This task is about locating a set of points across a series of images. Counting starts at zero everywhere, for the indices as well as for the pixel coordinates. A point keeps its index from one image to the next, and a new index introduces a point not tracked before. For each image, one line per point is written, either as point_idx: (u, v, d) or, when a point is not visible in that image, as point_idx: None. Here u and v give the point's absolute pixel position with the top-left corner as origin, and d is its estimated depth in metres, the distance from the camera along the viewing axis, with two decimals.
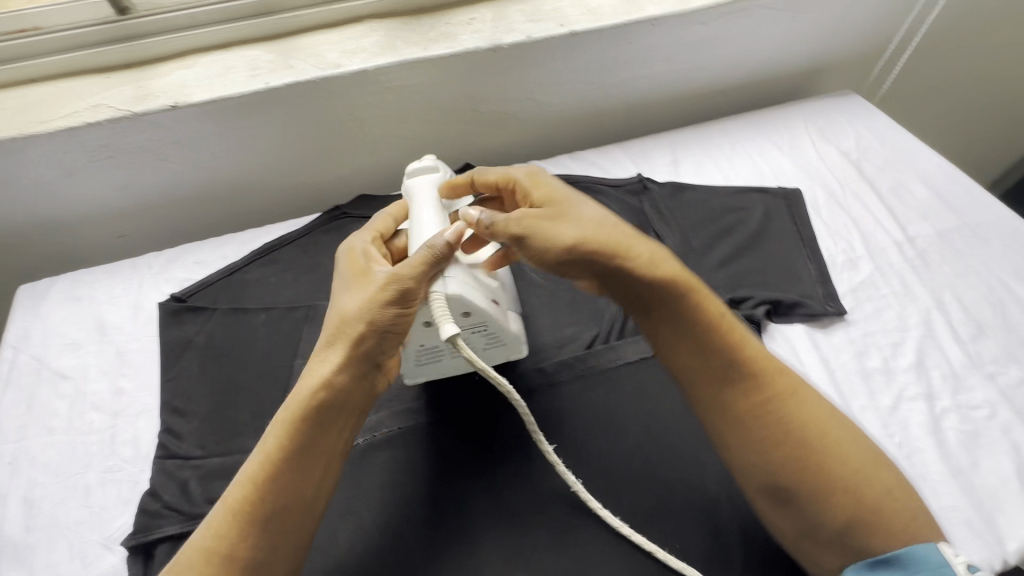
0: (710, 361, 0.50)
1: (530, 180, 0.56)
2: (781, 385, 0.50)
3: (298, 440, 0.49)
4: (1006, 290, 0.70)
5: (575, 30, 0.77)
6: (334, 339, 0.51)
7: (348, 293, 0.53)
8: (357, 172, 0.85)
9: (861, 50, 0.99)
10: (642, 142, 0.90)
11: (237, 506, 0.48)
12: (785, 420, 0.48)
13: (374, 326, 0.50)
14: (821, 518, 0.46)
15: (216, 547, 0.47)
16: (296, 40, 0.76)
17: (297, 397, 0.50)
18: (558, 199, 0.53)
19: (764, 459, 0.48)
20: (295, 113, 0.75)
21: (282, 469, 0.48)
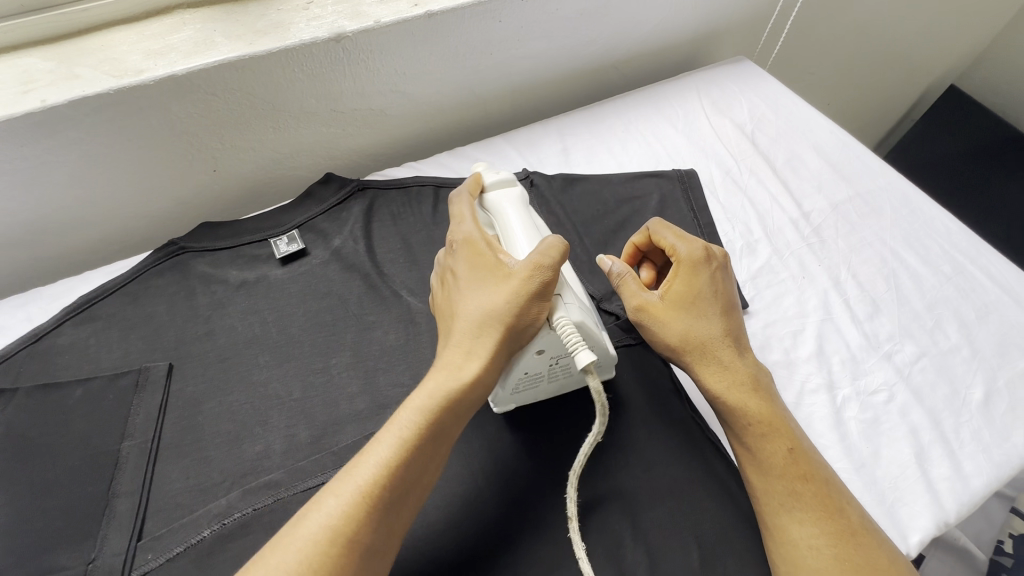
0: (733, 406, 0.51)
1: (681, 264, 0.55)
2: (757, 408, 0.51)
3: (438, 432, 0.43)
4: (898, 260, 0.69)
5: (431, 11, 0.66)
6: (472, 323, 0.46)
7: (481, 288, 0.47)
8: (202, 192, 0.73)
9: (749, 13, 0.94)
10: (528, 130, 0.82)
11: (388, 483, 0.40)
12: (780, 450, 0.50)
13: (515, 322, 0.45)
14: (788, 545, 0.46)
15: (349, 531, 0.38)
16: (87, 43, 0.61)
17: (445, 384, 0.44)
18: (672, 291, 0.55)
19: (777, 492, 0.48)
20: (96, 133, 0.60)
21: (427, 458, 0.42)
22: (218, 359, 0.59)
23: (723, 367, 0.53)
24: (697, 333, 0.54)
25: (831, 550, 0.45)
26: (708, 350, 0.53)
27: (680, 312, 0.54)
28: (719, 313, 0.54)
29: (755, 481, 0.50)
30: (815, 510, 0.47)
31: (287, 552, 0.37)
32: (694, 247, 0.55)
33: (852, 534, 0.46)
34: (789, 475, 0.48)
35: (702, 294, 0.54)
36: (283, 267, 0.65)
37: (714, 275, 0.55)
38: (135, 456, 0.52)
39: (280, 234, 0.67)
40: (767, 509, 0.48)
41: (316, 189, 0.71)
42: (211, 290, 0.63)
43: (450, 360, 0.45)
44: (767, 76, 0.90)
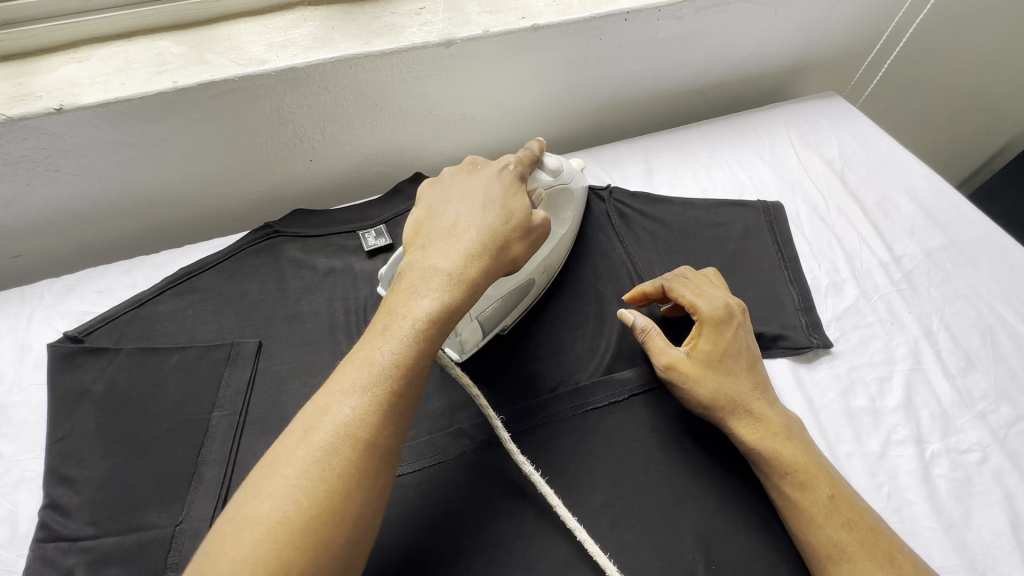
0: (775, 461, 0.51)
1: (706, 322, 0.56)
2: (792, 454, 0.51)
3: (415, 361, 0.43)
4: (995, 316, 0.66)
5: (538, 24, 0.68)
6: (449, 234, 0.49)
7: (486, 204, 0.51)
8: (296, 180, 0.76)
9: (841, 48, 0.93)
10: (612, 147, 0.82)
11: (393, 388, 0.41)
12: (821, 498, 0.49)
13: (480, 251, 0.48)
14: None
15: (362, 429, 0.39)
16: (215, 31, 0.65)
17: (428, 299, 0.45)
18: (699, 347, 0.56)
19: (825, 544, 0.48)
20: (214, 117, 0.64)
21: (415, 376, 0.43)
22: (304, 341, 0.60)
23: (755, 418, 0.53)
24: (728, 390, 0.54)
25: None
26: (742, 405, 0.53)
27: (707, 369, 0.55)
28: (744, 368, 0.55)
29: (797, 533, 0.49)
30: (868, 562, 0.46)
31: (306, 460, 0.38)
32: (716, 301, 0.58)
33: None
34: (834, 524, 0.48)
35: (727, 351, 0.56)
36: (370, 259, 0.67)
37: (735, 332, 0.57)
38: (223, 428, 0.54)
39: (369, 227, 0.69)
40: (814, 560, 0.48)
41: (404, 187, 0.73)
42: (300, 275, 0.65)
43: (421, 270, 0.47)
44: (859, 114, 0.88)
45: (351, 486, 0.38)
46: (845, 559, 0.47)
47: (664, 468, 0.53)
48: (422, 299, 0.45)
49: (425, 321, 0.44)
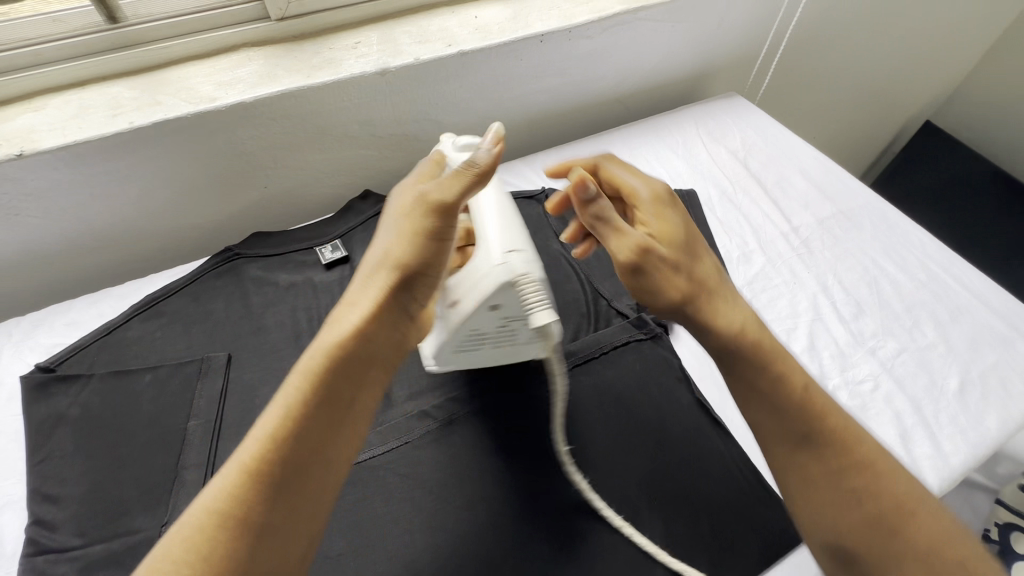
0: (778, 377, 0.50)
1: (651, 207, 0.58)
2: (758, 332, 0.52)
3: (315, 392, 0.42)
4: (879, 268, 0.77)
5: (463, 50, 0.76)
6: (365, 266, 0.48)
7: (388, 232, 0.48)
8: (252, 207, 0.81)
9: (737, 55, 1.05)
10: (545, 154, 0.91)
11: (287, 419, 0.40)
12: (833, 418, 0.49)
13: (395, 270, 0.46)
14: (806, 489, 0.48)
15: (262, 465, 0.39)
16: (166, 75, 0.70)
17: (330, 335, 0.44)
18: (662, 227, 0.56)
19: (828, 463, 0.47)
20: (170, 152, 0.69)
21: (322, 414, 0.41)
22: (270, 349, 0.65)
23: (717, 301, 0.54)
24: (689, 266, 0.54)
25: (850, 487, 0.46)
26: (713, 294, 0.54)
27: (656, 237, 0.56)
28: (697, 244, 0.56)
29: (764, 424, 0.51)
30: (862, 471, 0.46)
31: (209, 494, 0.38)
32: (652, 186, 0.60)
33: (889, 495, 0.45)
34: (836, 439, 0.48)
35: (685, 228, 0.57)
36: (327, 271, 0.72)
37: (678, 213, 0.58)
38: (200, 434, 0.58)
39: (325, 243, 0.75)
40: (780, 452, 0.50)
41: (356, 204, 0.79)
42: (263, 291, 0.70)
43: (340, 311, 0.46)
44: (757, 109, 1.00)
45: (257, 517, 0.38)
46: (809, 448, 0.48)
47: (607, 424, 0.60)
48: (328, 331, 0.44)
49: (331, 350, 0.43)
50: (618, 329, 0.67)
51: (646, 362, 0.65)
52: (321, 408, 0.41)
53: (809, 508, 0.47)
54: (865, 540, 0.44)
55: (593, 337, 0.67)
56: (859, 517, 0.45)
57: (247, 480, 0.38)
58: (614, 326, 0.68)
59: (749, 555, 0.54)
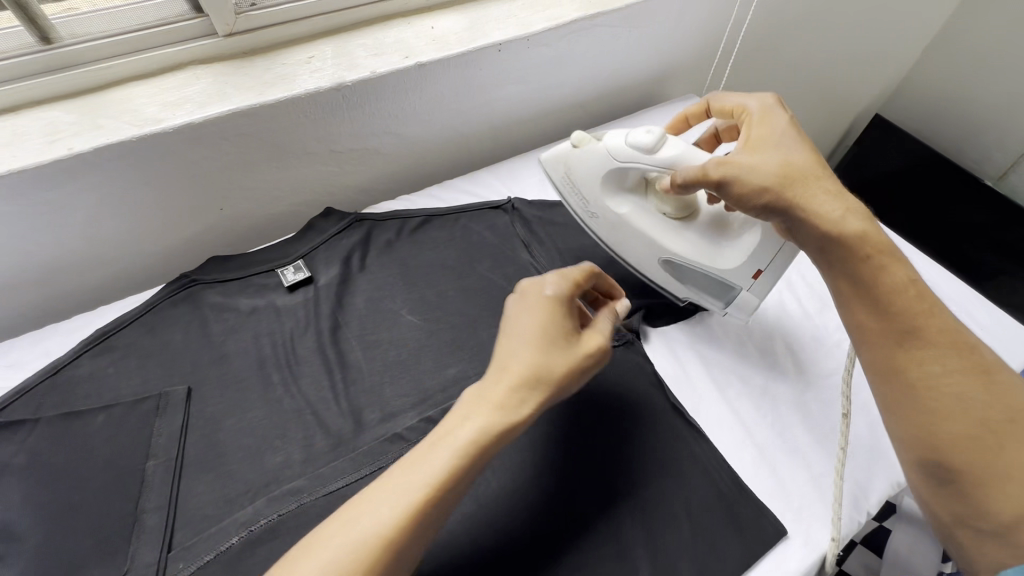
0: (861, 276, 0.51)
1: (760, 117, 0.61)
2: (860, 234, 0.51)
3: (485, 450, 0.44)
4: None
5: (421, 61, 0.75)
6: (509, 356, 0.49)
7: (528, 343, 0.49)
8: (208, 230, 0.78)
9: (693, 59, 1.07)
10: (510, 163, 0.91)
11: (460, 467, 0.42)
12: (912, 311, 0.49)
13: (539, 384, 0.48)
14: (913, 384, 0.47)
15: (399, 534, 0.39)
16: (107, 96, 0.67)
17: (480, 427, 0.44)
18: (763, 140, 0.58)
19: (906, 345, 0.48)
20: (117, 177, 0.66)
21: (443, 506, 0.42)
22: (232, 379, 0.62)
23: (826, 203, 0.53)
24: (788, 165, 0.55)
25: (958, 389, 0.46)
26: (807, 176, 0.54)
27: (766, 151, 0.57)
28: (802, 142, 0.58)
29: (869, 319, 0.50)
30: (942, 354, 0.47)
31: (379, 521, 0.39)
32: (768, 101, 0.63)
33: (1020, 402, 0.45)
34: (915, 326, 0.48)
35: (786, 123, 0.60)
36: (290, 293, 0.70)
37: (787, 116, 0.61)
38: (160, 474, 0.55)
39: (287, 264, 0.73)
40: (887, 348, 0.49)
41: (318, 222, 0.77)
42: (223, 317, 0.67)
43: (478, 391, 0.48)
44: (716, 110, 1.02)
45: None
46: (923, 343, 0.48)
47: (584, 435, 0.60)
48: (475, 420, 0.45)
49: (475, 449, 0.43)
50: None
51: (618, 368, 0.66)
52: (446, 502, 0.42)
53: (905, 394, 0.48)
54: (965, 437, 0.44)
55: None
56: (970, 415, 0.45)
57: (372, 550, 0.38)
58: None
59: (728, 559, 0.54)
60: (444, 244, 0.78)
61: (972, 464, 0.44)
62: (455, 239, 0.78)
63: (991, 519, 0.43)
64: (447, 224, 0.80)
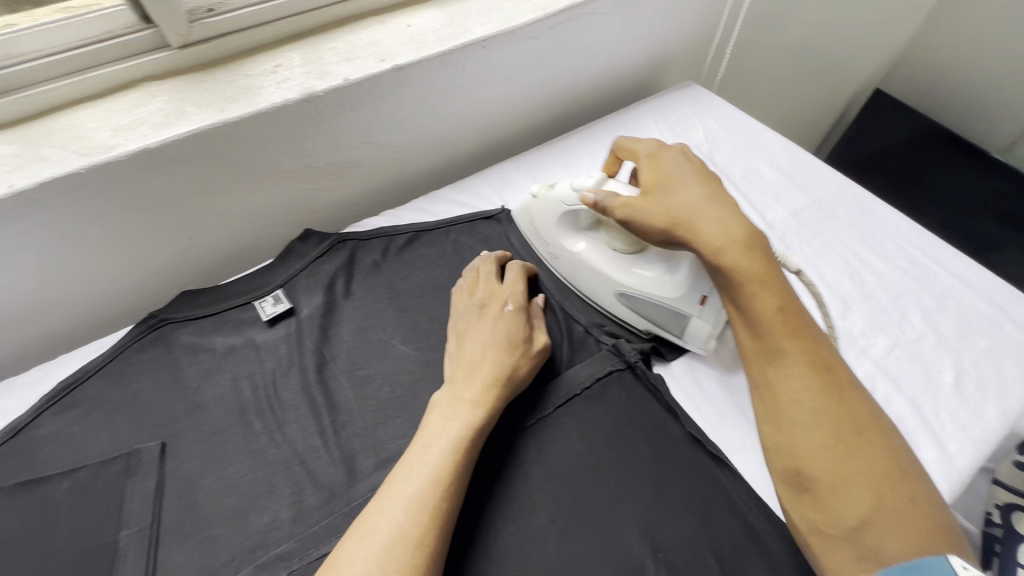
0: (738, 293, 0.51)
1: (649, 161, 0.61)
2: (738, 262, 0.51)
3: (473, 444, 0.50)
4: (859, 259, 0.74)
5: (398, 65, 0.69)
6: (471, 368, 0.56)
7: (493, 352, 0.57)
8: (178, 258, 0.72)
9: (690, 43, 1.01)
10: (501, 168, 0.85)
11: (456, 459, 0.48)
12: (767, 315, 0.49)
13: (499, 388, 0.54)
14: (773, 393, 0.48)
15: (416, 548, 0.42)
16: (52, 123, 0.61)
17: (451, 435, 0.49)
18: (660, 185, 0.58)
19: (767, 355, 0.49)
20: (68, 212, 0.59)
21: (443, 511, 0.45)
22: (211, 429, 0.57)
23: (714, 239, 0.52)
24: (680, 208, 0.55)
25: (810, 399, 0.46)
26: (693, 217, 0.54)
27: (660, 194, 0.57)
28: (696, 174, 0.59)
29: (746, 337, 0.51)
30: (801, 362, 0.47)
31: (395, 525, 0.43)
32: (651, 145, 0.63)
33: (869, 415, 0.46)
34: (779, 332, 0.48)
35: (674, 168, 0.59)
36: (270, 328, 0.64)
37: (677, 159, 0.61)
38: (133, 545, 0.49)
39: (266, 295, 0.67)
40: (754, 361, 0.50)
41: (296, 246, 0.71)
42: (198, 360, 0.62)
43: (452, 395, 0.53)
44: (717, 98, 0.96)
45: None
46: (784, 357, 0.48)
47: (600, 473, 0.55)
48: (450, 432, 0.50)
49: (452, 456, 0.48)
50: (601, 359, 0.63)
51: (630, 399, 0.60)
52: (440, 509, 0.45)
53: (766, 403, 0.48)
54: (821, 444, 0.44)
55: (575, 372, 0.61)
56: (822, 422, 0.45)
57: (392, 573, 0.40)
58: (595, 356, 0.63)
59: None
60: (434, 262, 0.72)
61: (822, 475, 0.43)
62: (447, 256, 0.73)
63: (840, 523, 0.42)
64: (437, 239, 0.74)
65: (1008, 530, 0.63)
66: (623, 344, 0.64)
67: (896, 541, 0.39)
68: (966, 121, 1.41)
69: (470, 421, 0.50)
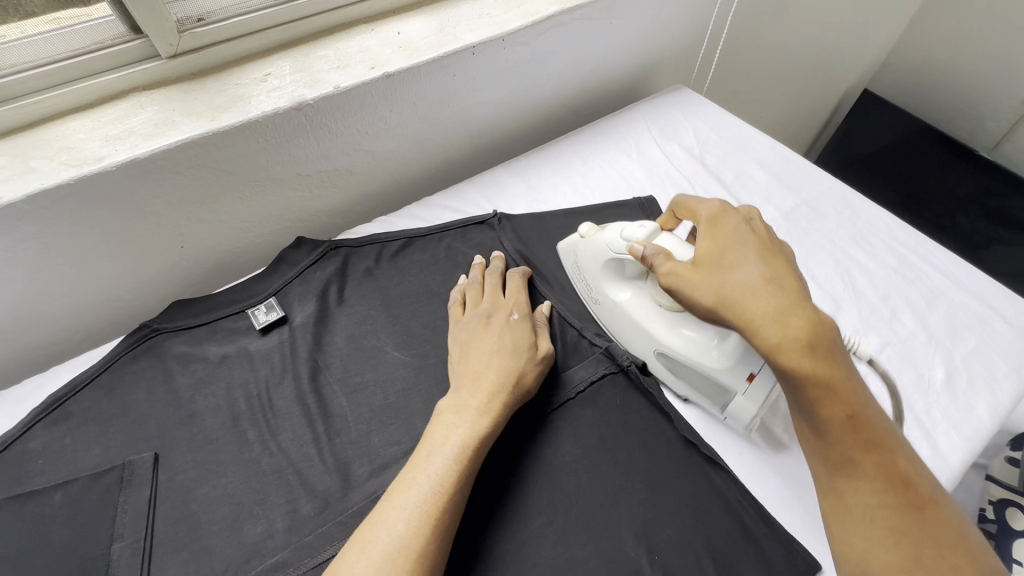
0: (797, 397, 0.44)
1: (709, 226, 0.53)
2: (802, 365, 0.43)
3: (478, 451, 0.50)
4: (849, 259, 0.74)
5: (388, 72, 0.69)
6: (477, 375, 0.56)
7: (500, 359, 0.57)
8: (170, 267, 0.72)
9: (679, 47, 1.02)
10: (493, 173, 0.85)
11: (460, 468, 0.48)
12: (840, 422, 0.43)
13: (508, 394, 0.54)
14: (841, 504, 0.44)
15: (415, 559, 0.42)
16: (41, 134, 0.60)
17: (455, 444, 0.49)
18: (713, 260, 0.49)
19: (839, 466, 0.44)
20: (57, 224, 0.59)
21: (444, 521, 0.45)
22: (205, 439, 0.57)
23: (770, 331, 0.44)
24: (732, 288, 0.47)
25: (885, 521, 0.42)
26: (748, 301, 0.45)
27: (713, 270, 0.49)
28: (760, 248, 0.49)
29: (809, 438, 0.46)
30: (876, 482, 0.43)
31: (396, 536, 0.43)
32: (714, 206, 0.55)
33: (950, 530, 0.42)
34: (846, 444, 0.43)
35: (734, 239, 0.50)
36: (263, 337, 0.64)
37: (741, 224, 0.52)
38: (126, 558, 0.49)
39: (258, 304, 0.67)
40: (822, 471, 0.46)
41: (289, 253, 0.71)
42: (190, 370, 0.61)
43: (456, 403, 0.53)
44: (707, 101, 0.97)
45: None
46: (855, 473, 0.44)
47: (595, 476, 0.55)
48: (455, 440, 0.50)
49: (456, 465, 0.48)
50: (593, 362, 0.63)
51: (623, 402, 0.60)
52: (442, 518, 0.45)
53: (833, 507, 0.45)
54: (893, 566, 0.41)
55: (568, 376, 0.62)
56: (896, 546, 0.42)
57: None
58: (588, 359, 0.64)
59: None
60: (427, 268, 0.72)
61: None
62: (440, 261, 0.73)
63: None
64: (430, 245, 0.74)
65: (1001, 526, 0.63)
66: (616, 347, 0.64)
67: None
68: (954, 120, 1.43)
69: (475, 429, 0.51)
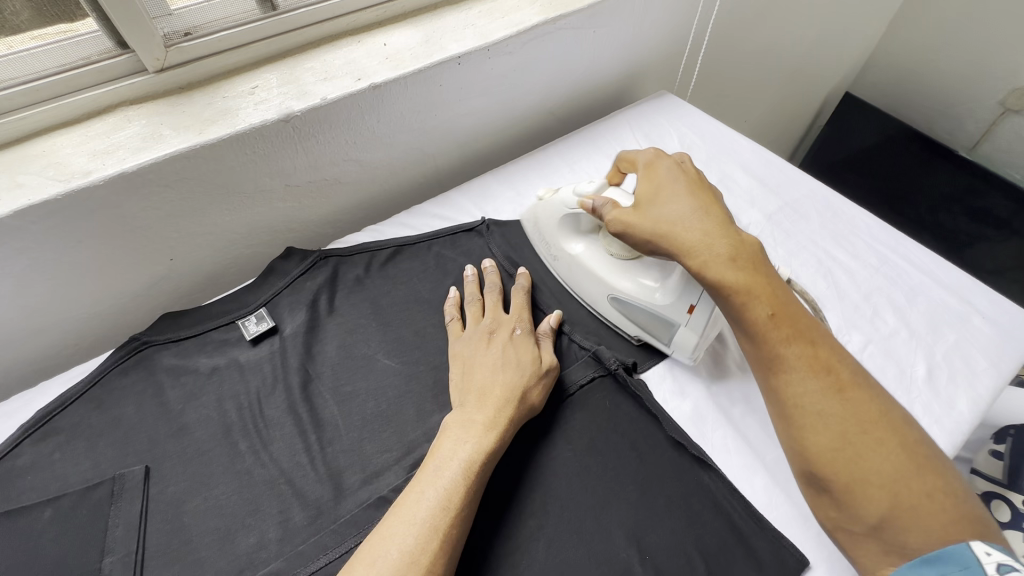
0: (726, 303, 0.51)
1: (647, 170, 0.61)
2: (727, 276, 0.50)
3: (484, 467, 0.50)
4: (832, 259, 0.76)
5: (374, 83, 0.70)
6: (482, 391, 0.56)
7: (505, 374, 0.57)
8: (159, 280, 0.72)
9: (662, 54, 1.04)
10: (481, 180, 0.86)
11: (467, 485, 0.48)
12: (760, 318, 0.48)
13: (514, 410, 0.55)
14: (784, 405, 0.47)
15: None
16: (29, 150, 0.61)
17: (461, 460, 0.50)
18: (651, 195, 0.58)
19: (768, 363, 0.48)
20: (46, 239, 0.59)
21: (450, 538, 0.45)
22: (196, 451, 0.57)
23: (698, 250, 0.52)
24: (666, 221, 0.55)
25: (819, 406, 0.45)
26: (676, 229, 0.54)
27: (651, 205, 0.57)
28: (688, 182, 0.58)
29: (745, 344, 0.51)
30: (803, 368, 0.46)
31: (402, 552, 0.43)
32: (649, 153, 0.63)
33: (878, 411, 0.45)
34: (776, 338, 0.48)
35: (666, 178, 0.59)
36: (254, 348, 0.65)
37: (672, 167, 0.60)
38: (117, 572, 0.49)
39: (249, 315, 0.67)
40: (759, 372, 0.49)
41: (279, 264, 0.72)
42: (180, 382, 0.61)
43: (464, 419, 0.54)
44: (691, 106, 0.98)
45: None
46: (786, 366, 0.47)
47: (587, 480, 0.55)
48: (461, 457, 0.50)
49: (463, 481, 0.48)
50: (581, 366, 0.64)
51: (612, 406, 0.61)
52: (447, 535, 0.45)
53: (775, 409, 0.48)
54: (828, 445, 0.43)
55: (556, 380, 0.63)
56: (831, 427, 0.44)
57: None
58: (576, 363, 0.65)
59: None
60: (416, 276, 0.73)
61: (837, 477, 0.43)
62: (430, 269, 0.73)
63: (861, 522, 0.42)
64: (419, 253, 0.75)
65: None
66: (603, 350, 0.65)
67: (916, 535, 0.40)
68: (933, 121, 1.46)
69: (482, 445, 0.51)
